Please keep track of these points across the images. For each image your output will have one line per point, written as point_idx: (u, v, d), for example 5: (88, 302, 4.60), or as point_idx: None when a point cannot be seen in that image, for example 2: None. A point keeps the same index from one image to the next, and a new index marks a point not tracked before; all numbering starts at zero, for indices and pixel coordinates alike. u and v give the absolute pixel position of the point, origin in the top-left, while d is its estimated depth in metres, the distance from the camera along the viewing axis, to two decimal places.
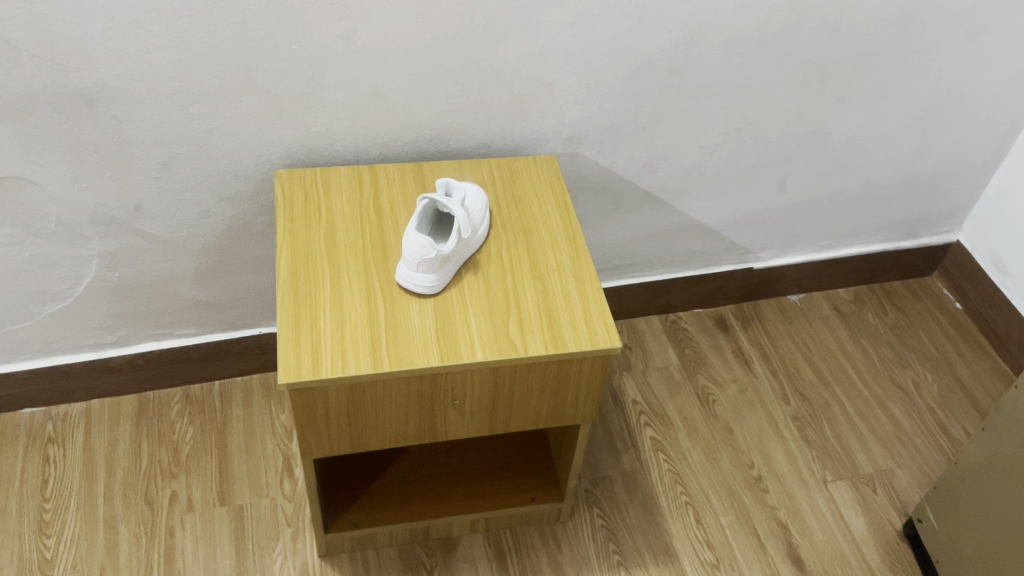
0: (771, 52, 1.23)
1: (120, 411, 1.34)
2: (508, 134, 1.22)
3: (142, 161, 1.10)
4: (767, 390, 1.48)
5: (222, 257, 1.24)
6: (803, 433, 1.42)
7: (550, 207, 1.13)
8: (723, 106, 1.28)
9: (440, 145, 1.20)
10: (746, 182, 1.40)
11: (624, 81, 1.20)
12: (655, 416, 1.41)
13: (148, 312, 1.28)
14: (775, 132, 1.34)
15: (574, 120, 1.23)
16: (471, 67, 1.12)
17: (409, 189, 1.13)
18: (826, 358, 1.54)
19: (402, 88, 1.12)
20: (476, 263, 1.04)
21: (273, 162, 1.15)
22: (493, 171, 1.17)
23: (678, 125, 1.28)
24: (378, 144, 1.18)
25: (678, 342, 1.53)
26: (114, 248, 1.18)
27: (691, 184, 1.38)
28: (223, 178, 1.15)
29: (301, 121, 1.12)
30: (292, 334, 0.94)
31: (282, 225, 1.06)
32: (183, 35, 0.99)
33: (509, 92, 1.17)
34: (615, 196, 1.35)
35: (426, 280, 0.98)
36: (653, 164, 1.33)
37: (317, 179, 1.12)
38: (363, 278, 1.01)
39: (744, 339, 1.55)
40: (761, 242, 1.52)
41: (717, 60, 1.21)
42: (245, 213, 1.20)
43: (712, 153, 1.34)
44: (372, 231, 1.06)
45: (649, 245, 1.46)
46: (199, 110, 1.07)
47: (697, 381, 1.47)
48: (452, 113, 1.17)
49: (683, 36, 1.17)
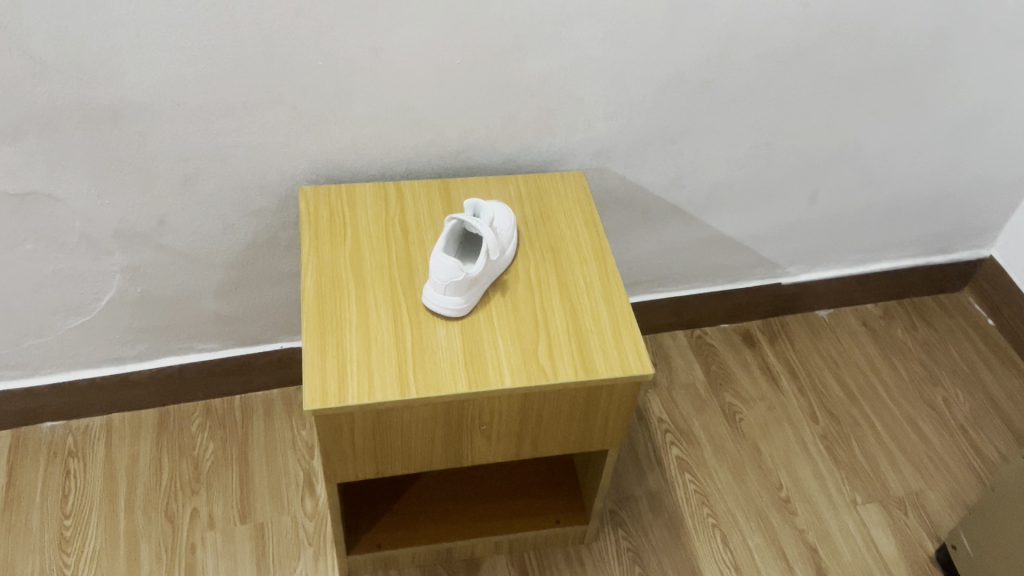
0: (805, 66, 1.20)
1: (141, 425, 1.33)
2: (536, 149, 1.20)
3: (166, 176, 1.08)
4: (794, 407, 1.45)
5: (245, 272, 1.23)
6: (832, 453, 1.39)
7: (579, 225, 1.10)
8: (755, 120, 1.25)
9: (467, 161, 1.18)
10: (776, 197, 1.38)
11: (654, 95, 1.18)
12: (681, 434, 1.39)
13: (169, 327, 1.27)
14: (807, 146, 1.32)
15: (603, 135, 1.21)
16: (500, 82, 1.10)
17: (436, 207, 1.11)
18: (855, 375, 1.51)
19: (429, 103, 1.10)
20: (504, 284, 1.02)
21: (298, 177, 1.14)
22: (520, 186, 1.15)
23: (709, 139, 1.26)
24: (404, 159, 1.16)
25: (704, 358, 1.51)
26: (137, 263, 1.17)
27: (720, 199, 1.35)
28: (247, 194, 1.13)
29: (327, 136, 1.10)
30: (318, 357, 0.92)
31: (307, 243, 1.04)
32: (209, 50, 0.97)
33: (538, 107, 1.15)
34: (643, 210, 1.33)
35: (454, 302, 0.97)
36: (683, 179, 1.30)
37: (342, 195, 1.10)
38: (390, 299, 0.99)
39: (771, 355, 1.52)
40: (791, 258, 1.49)
41: (750, 73, 1.19)
42: (268, 229, 1.18)
43: (743, 168, 1.31)
44: (399, 251, 1.04)
45: (676, 259, 1.43)
46: (225, 125, 1.05)
47: (723, 398, 1.45)
48: (480, 129, 1.15)
49: (715, 50, 1.14)
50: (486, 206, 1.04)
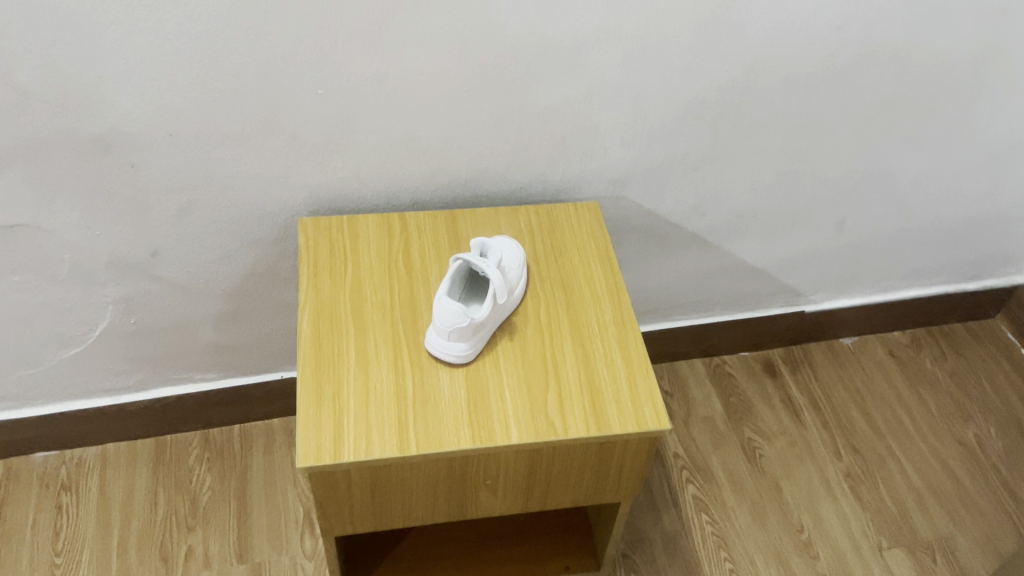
0: (835, 91, 1.13)
1: (136, 456, 1.29)
2: (549, 177, 1.14)
3: (159, 207, 1.03)
4: (818, 443, 1.39)
5: (244, 302, 1.17)
6: (856, 493, 1.33)
7: (592, 261, 1.04)
8: (781, 146, 1.18)
9: (475, 190, 1.12)
10: (802, 224, 1.31)
11: (674, 121, 1.11)
12: (698, 471, 1.33)
13: (165, 357, 1.21)
14: (836, 172, 1.24)
15: (619, 162, 1.14)
16: (511, 109, 1.04)
17: (442, 240, 1.05)
18: (882, 408, 1.44)
19: (437, 131, 1.04)
20: (512, 326, 0.97)
21: (298, 208, 1.08)
22: (531, 218, 1.09)
23: (732, 166, 1.19)
24: (410, 189, 1.10)
25: (723, 388, 1.44)
26: (130, 294, 1.12)
27: (743, 227, 1.28)
28: (246, 225, 1.08)
29: (328, 166, 1.04)
30: (313, 408, 0.87)
31: (305, 280, 0.99)
32: (204, 78, 0.92)
33: (551, 134, 1.08)
34: (661, 238, 1.27)
35: (457, 349, 0.91)
36: (703, 208, 1.24)
37: (343, 227, 1.05)
38: (391, 343, 0.94)
39: (793, 385, 1.46)
40: (816, 285, 1.43)
41: (776, 98, 1.12)
42: (268, 260, 1.13)
43: (767, 195, 1.25)
44: (402, 288, 0.99)
45: (695, 287, 1.37)
46: (221, 155, 1.00)
47: (743, 432, 1.39)
48: (490, 156, 1.09)
49: (740, 75, 1.08)
50: (494, 243, 0.98)
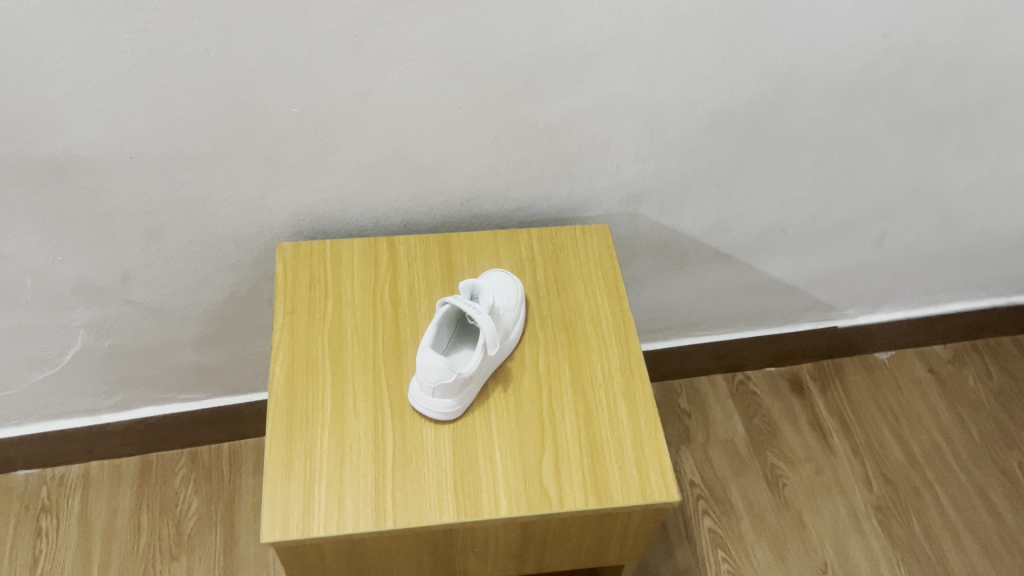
0: (879, 100, 1.00)
1: (121, 476, 1.23)
2: (556, 196, 1.03)
3: (125, 232, 0.94)
4: (846, 471, 1.29)
5: (224, 324, 1.09)
6: (887, 528, 1.24)
7: (599, 296, 0.94)
8: (815, 160, 1.06)
9: (474, 210, 1.02)
10: (837, 239, 1.19)
11: (695, 136, 0.99)
12: (715, 502, 1.24)
13: (144, 379, 1.14)
14: (877, 186, 1.12)
15: (633, 180, 1.03)
16: (510, 126, 0.93)
17: (433, 271, 0.95)
18: (917, 433, 1.34)
19: (428, 150, 0.94)
20: (507, 374, 0.87)
21: (277, 230, 0.99)
22: (533, 244, 0.98)
23: (761, 181, 1.07)
24: (400, 209, 1.00)
25: (745, 408, 1.34)
26: (102, 318, 1.04)
27: (771, 244, 1.17)
28: (221, 248, 0.99)
29: (308, 187, 0.95)
30: (281, 475, 0.80)
31: (281, 320, 0.90)
32: (163, 98, 0.83)
33: (556, 151, 0.97)
34: (679, 256, 1.16)
35: (443, 406, 0.82)
36: (728, 224, 1.12)
37: (326, 254, 0.95)
38: (371, 396, 0.85)
39: (822, 405, 1.36)
40: (850, 300, 1.31)
41: (811, 109, 0.99)
42: (247, 282, 1.04)
43: (799, 212, 1.13)
44: (386, 329, 0.90)
45: (717, 304, 1.26)
46: (189, 178, 0.90)
47: (765, 458, 1.29)
48: (488, 176, 0.98)
49: (771, 85, 0.95)
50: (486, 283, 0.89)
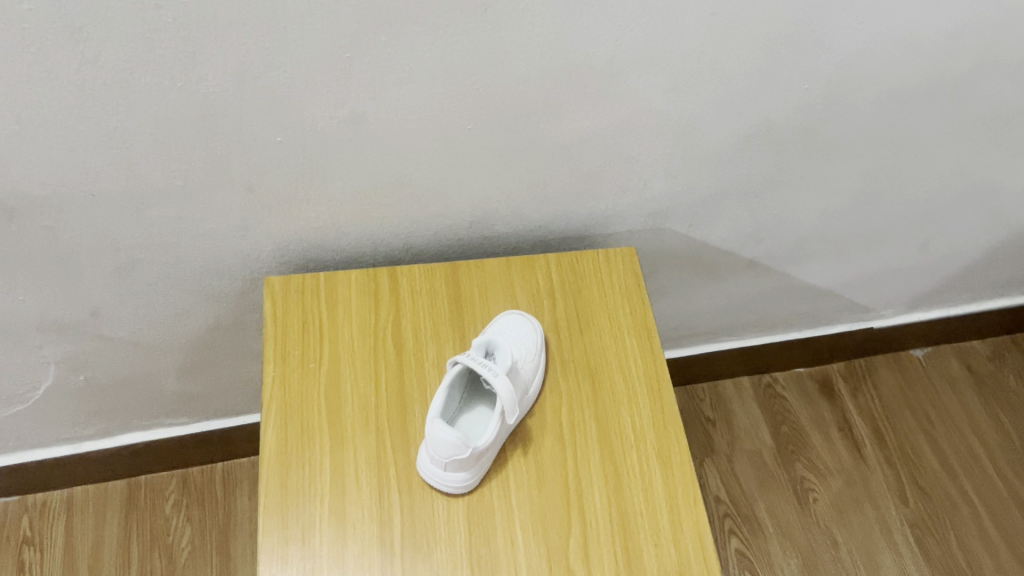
0: (939, 105, 0.89)
1: (107, 502, 1.14)
2: (574, 215, 0.92)
3: (93, 268, 0.84)
4: (879, 483, 1.21)
5: (210, 352, 0.99)
6: (922, 546, 1.16)
7: (627, 337, 0.84)
8: (863, 168, 0.95)
9: (483, 233, 0.91)
10: (879, 244, 1.09)
11: (732, 149, 0.88)
12: (742, 521, 1.17)
13: (126, 407, 1.05)
14: (927, 191, 1.01)
15: (661, 195, 0.92)
16: (525, 147, 0.82)
17: (440, 309, 0.85)
18: (953, 438, 1.26)
19: (431, 174, 0.83)
20: (526, 435, 0.78)
21: (264, 260, 0.88)
22: (552, 273, 0.88)
23: (802, 191, 0.97)
24: (401, 235, 0.89)
25: (772, 415, 1.26)
26: (73, 353, 0.94)
27: (808, 252, 1.07)
28: (202, 279, 0.89)
29: (297, 217, 0.84)
30: (279, 564, 0.71)
31: (271, 371, 0.80)
32: (125, 132, 0.71)
33: (576, 170, 0.86)
34: (708, 266, 1.05)
35: (457, 480, 0.73)
36: (762, 234, 1.02)
37: (319, 290, 0.84)
38: (375, 466, 0.76)
39: (854, 409, 1.27)
40: (886, 301, 1.21)
41: (863, 117, 0.88)
42: (233, 311, 0.94)
43: (841, 219, 1.03)
44: (389, 381, 0.80)
45: (744, 310, 1.16)
46: (161, 212, 0.80)
47: (794, 470, 1.22)
48: (499, 198, 0.87)
49: (820, 94, 0.84)
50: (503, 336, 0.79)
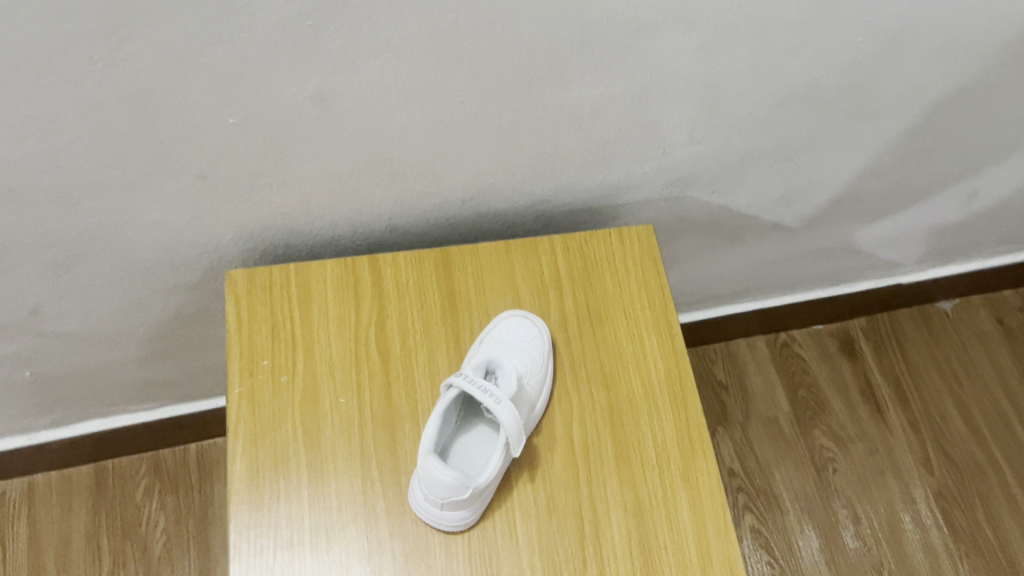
0: (1009, 55, 0.76)
1: (73, 491, 1.05)
2: (582, 186, 0.80)
3: (24, 267, 0.72)
4: (903, 450, 1.13)
5: (173, 340, 0.88)
6: (948, 517, 1.09)
7: (647, 336, 0.74)
8: (912, 124, 0.83)
9: (477, 209, 0.80)
10: (917, 201, 0.97)
11: (767, 111, 0.76)
12: (757, 495, 1.09)
13: (84, 397, 0.95)
14: (979, 145, 0.89)
15: (681, 162, 0.80)
16: (527, 118, 0.69)
17: (430, 305, 0.74)
18: (982, 399, 1.17)
19: (417, 151, 0.70)
20: (533, 455, 0.68)
21: (226, 248, 0.76)
22: (558, 258, 0.76)
23: (841, 151, 0.84)
24: (383, 215, 0.77)
25: (789, 378, 1.17)
26: (15, 351, 0.82)
27: (838, 212, 0.96)
28: (156, 270, 0.77)
29: (261, 202, 0.72)
30: None
31: (237, 386, 0.69)
32: (42, 121, 0.58)
33: (586, 140, 0.74)
34: (729, 231, 0.94)
35: (454, 517, 0.63)
36: (792, 196, 0.90)
37: (290, 287, 0.73)
38: (361, 496, 0.66)
39: (876, 370, 1.19)
40: (917, 255, 1.11)
41: (920, 71, 0.75)
42: (195, 299, 0.83)
43: (879, 178, 0.91)
44: (375, 394, 0.70)
45: (764, 271, 1.06)
46: (98, 205, 0.67)
47: (812, 438, 1.13)
48: (496, 172, 0.75)
49: (876, 48, 0.71)
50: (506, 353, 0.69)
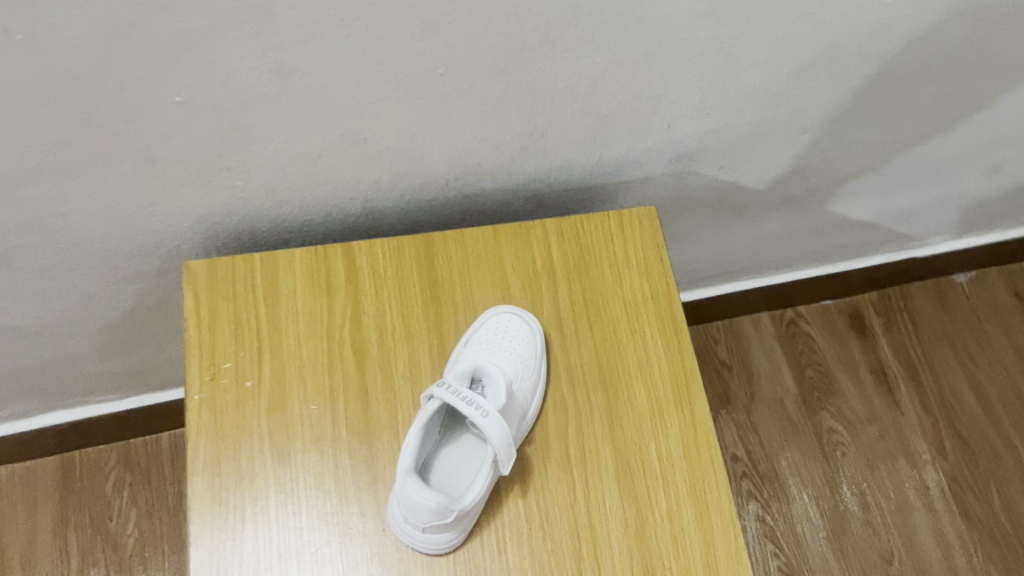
0: None
1: (38, 485, 0.99)
2: (578, 164, 0.73)
3: None
4: (914, 432, 1.08)
5: (135, 331, 0.82)
6: (961, 503, 1.04)
7: (649, 331, 0.67)
8: (939, 93, 0.75)
9: (463, 190, 0.72)
10: (939, 173, 0.90)
11: (783, 81, 0.68)
12: (762, 481, 1.04)
13: (44, 389, 0.88)
14: (1009, 113, 0.82)
15: (687, 136, 0.73)
16: (517, 91, 0.62)
17: (411, 299, 0.67)
18: (998, 378, 1.12)
19: (393, 129, 0.63)
20: (525, 467, 0.62)
21: (186, 236, 0.69)
22: (552, 245, 0.69)
23: (861, 122, 0.77)
24: (358, 198, 0.70)
25: (796, 357, 1.11)
26: None
27: (854, 185, 0.88)
28: (109, 261, 0.70)
29: (221, 187, 0.64)
30: None
31: (198, 392, 0.63)
32: None
33: (582, 115, 0.66)
34: (736, 207, 0.87)
35: (438, 541, 0.57)
36: (806, 170, 0.83)
37: (255, 280, 0.66)
38: (335, 515, 0.60)
39: (887, 348, 1.13)
40: (934, 227, 1.04)
41: (954, 35, 0.67)
42: (156, 289, 0.76)
43: (900, 149, 0.84)
44: (350, 399, 0.64)
45: (771, 246, 0.99)
46: (36, 195, 0.60)
47: (819, 421, 1.08)
48: (483, 151, 0.68)
49: (908, 10, 0.63)
50: (493, 358, 0.62)
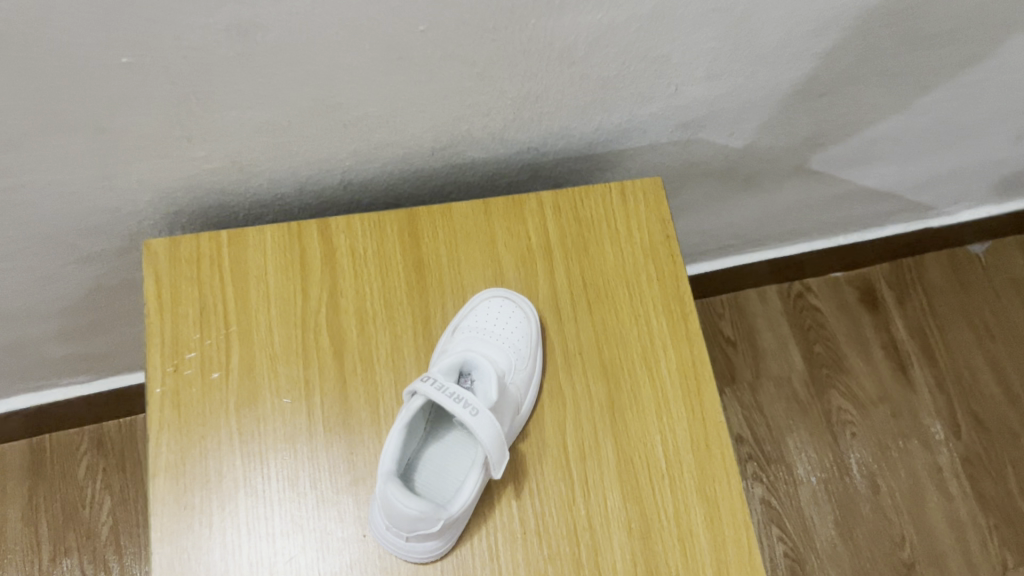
0: None
1: (7, 471, 0.94)
2: (576, 131, 0.67)
3: None
4: (928, 412, 1.03)
5: (100, 311, 0.76)
6: (976, 485, 1.00)
7: (654, 315, 0.61)
8: (972, 53, 0.69)
9: (451, 159, 0.66)
10: (962, 138, 0.84)
11: (804, 40, 0.62)
12: (769, 464, 0.99)
13: (6, 373, 0.83)
14: None
15: (696, 101, 0.66)
16: (509, 52, 0.55)
17: (393, 280, 0.61)
18: (1014, 354, 1.07)
19: (372, 94, 0.56)
20: (519, 466, 0.57)
21: (147, 210, 0.63)
22: (548, 220, 0.63)
23: (885, 85, 0.71)
24: (336, 168, 0.64)
25: (804, 332, 1.06)
26: None
27: (871, 152, 0.82)
28: (64, 239, 0.64)
29: (182, 158, 0.58)
30: None
31: (160, 385, 0.57)
32: None
33: (581, 77, 0.60)
34: (746, 176, 0.81)
35: (424, 549, 0.52)
36: (822, 137, 0.77)
37: (222, 260, 0.60)
38: (312, 519, 0.55)
39: (900, 323, 1.07)
40: (953, 195, 0.98)
41: None
42: (119, 267, 0.70)
43: (924, 113, 0.77)
44: (327, 391, 0.58)
45: (782, 216, 0.93)
46: None
47: (829, 400, 1.03)
48: (472, 117, 0.61)
49: None
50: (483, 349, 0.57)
